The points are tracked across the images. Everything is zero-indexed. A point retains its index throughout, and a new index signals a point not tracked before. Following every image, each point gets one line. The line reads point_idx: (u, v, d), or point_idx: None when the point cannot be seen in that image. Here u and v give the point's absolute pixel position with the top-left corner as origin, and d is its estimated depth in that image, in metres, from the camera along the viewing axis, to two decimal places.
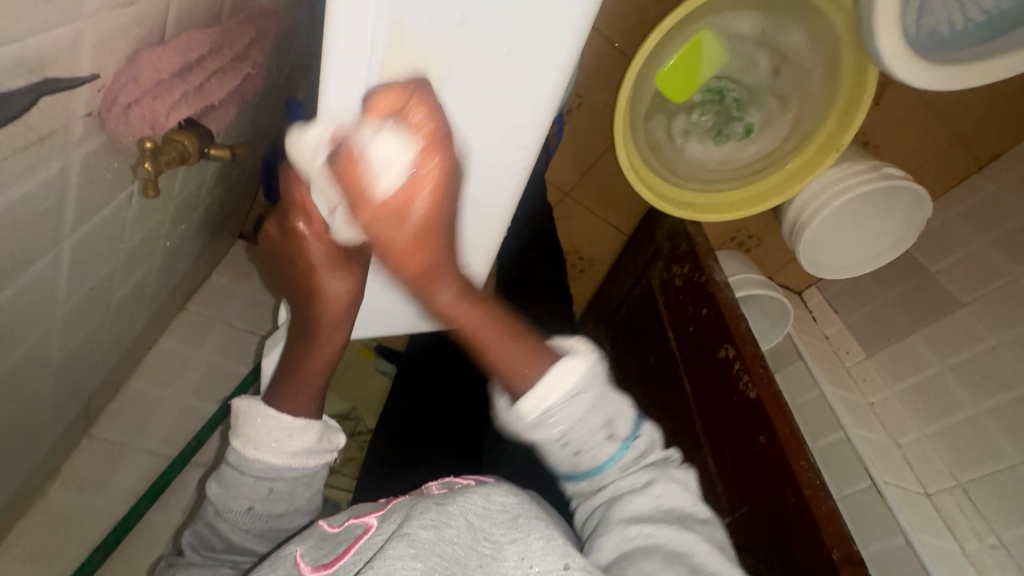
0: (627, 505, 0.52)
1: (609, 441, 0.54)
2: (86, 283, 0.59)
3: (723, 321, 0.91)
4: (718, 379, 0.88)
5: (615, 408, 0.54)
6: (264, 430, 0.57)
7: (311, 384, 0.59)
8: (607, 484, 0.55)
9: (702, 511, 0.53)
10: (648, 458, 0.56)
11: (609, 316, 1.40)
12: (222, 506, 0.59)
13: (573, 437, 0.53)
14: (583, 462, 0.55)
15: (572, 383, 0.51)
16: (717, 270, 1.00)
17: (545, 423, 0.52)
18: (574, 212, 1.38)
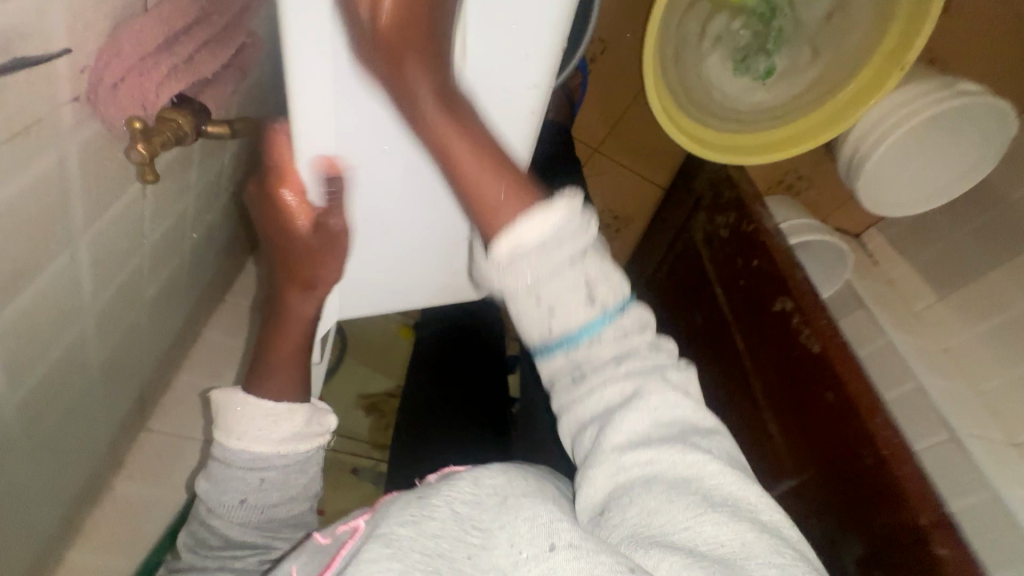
0: (619, 424, 0.45)
1: (585, 304, 0.45)
2: (114, 281, 0.58)
3: (778, 271, 0.83)
4: (776, 334, 0.81)
5: (599, 268, 0.45)
6: (246, 419, 0.52)
7: (287, 365, 0.55)
8: (590, 380, 0.46)
9: (701, 420, 0.48)
10: (640, 338, 0.47)
11: (648, 276, 1.33)
12: (214, 504, 0.53)
13: (548, 291, 0.43)
14: (555, 328, 0.45)
15: (561, 222, 0.42)
16: (767, 217, 0.93)
17: (518, 268, 0.43)
18: (606, 170, 1.30)
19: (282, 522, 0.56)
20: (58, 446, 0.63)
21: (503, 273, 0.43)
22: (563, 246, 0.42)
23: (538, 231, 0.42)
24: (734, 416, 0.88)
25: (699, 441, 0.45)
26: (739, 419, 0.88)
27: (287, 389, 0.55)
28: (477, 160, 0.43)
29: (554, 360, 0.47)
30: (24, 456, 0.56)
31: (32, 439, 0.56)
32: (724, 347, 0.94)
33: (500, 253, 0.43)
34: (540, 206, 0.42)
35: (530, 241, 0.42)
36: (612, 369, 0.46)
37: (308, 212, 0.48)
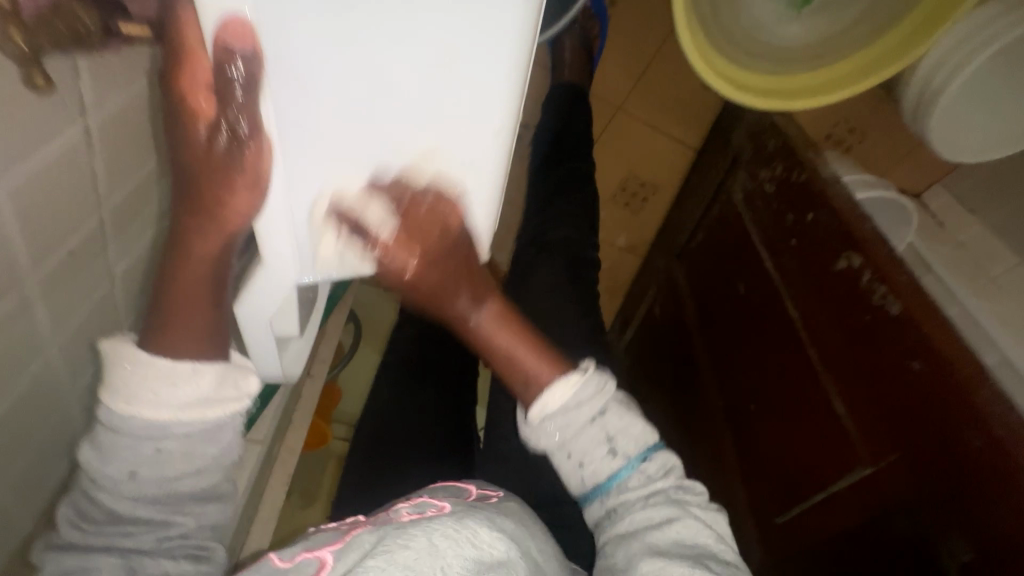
0: (638, 537, 0.46)
1: (605, 452, 0.49)
2: (62, 246, 0.50)
3: (840, 222, 0.71)
4: (841, 297, 0.69)
5: (619, 423, 0.49)
6: (135, 378, 0.39)
7: (188, 317, 0.41)
8: (618, 501, 0.49)
9: (724, 552, 0.47)
10: (664, 482, 0.49)
11: (681, 247, 1.20)
12: (96, 473, 0.40)
13: (575, 449, 0.49)
14: (588, 476, 0.49)
15: (582, 390, 0.48)
16: (822, 163, 0.80)
17: (546, 433, 0.49)
18: (630, 131, 1.19)
19: (187, 495, 0.43)
20: (25, 441, 0.54)
21: (537, 433, 0.49)
22: (584, 410, 0.48)
23: (560, 398, 0.48)
24: (788, 397, 0.76)
25: (719, 569, 0.45)
26: (792, 400, 0.75)
27: (195, 341, 0.41)
28: (516, 340, 0.50)
29: (587, 506, 0.50)
30: None
31: None
32: (773, 317, 0.82)
33: (533, 416, 0.49)
34: (561, 376, 0.49)
35: (556, 406, 0.48)
36: (633, 497, 0.49)
37: (213, 110, 0.33)
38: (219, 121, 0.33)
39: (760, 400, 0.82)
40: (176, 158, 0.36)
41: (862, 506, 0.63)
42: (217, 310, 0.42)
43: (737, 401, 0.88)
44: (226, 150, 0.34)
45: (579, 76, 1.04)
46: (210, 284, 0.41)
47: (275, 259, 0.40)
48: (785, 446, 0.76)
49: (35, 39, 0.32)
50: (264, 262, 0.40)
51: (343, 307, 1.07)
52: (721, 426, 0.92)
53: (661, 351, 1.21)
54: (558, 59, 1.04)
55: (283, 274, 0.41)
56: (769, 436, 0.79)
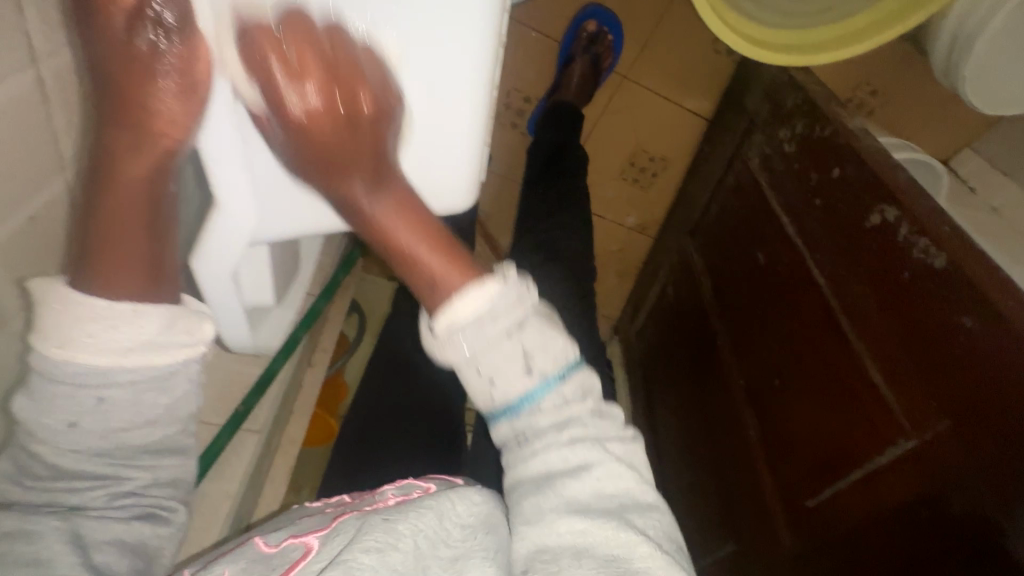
0: (555, 491, 0.36)
1: (525, 376, 0.37)
2: (22, 207, 0.46)
3: (871, 174, 0.65)
4: (873, 255, 0.63)
5: (541, 340, 0.37)
6: (69, 321, 0.36)
7: (128, 258, 0.37)
8: (532, 431, 0.38)
9: (646, 494, 0.38)
10: (583, 409, 0.39)
11: (694, 222, 1.14)
12: (32, 425, 0.37)
13: (487, 364, 0.37)
14: (499, 397, 0.38)
15: (496, 295, 0.37)
16: (847, 116, 0.74)
17: (449, 343, 0.37)
18: (637, 101, 1.13)
19: (140, 448, 0.40)
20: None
21: (444, 346, 0.37)
22: (497, 319, 0.36)
23: (474, 309, 0.37)
24: (816, 369, 0.70)
25: (639, 519, 0.37)
26: (822, 372, 0.69)
27: (130, 284, 0.37)
28: (413, 238, 0.38)
29: (491, 426, 0.39)
30: None
31: None
32: (796, 285, 0.76)
33: (439, 327, 0.37)
34: (473, 278, 0.37)
35: (461, 314, 0.37)
36: (555, 438, 0.37)
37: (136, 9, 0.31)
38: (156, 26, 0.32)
39: (786, 374, 0.76)
40: (91, 64, 0.33)
41: (903, 481, 0.57)
42: (151, 245, 0.38)
43: (760, 378, 0.82)
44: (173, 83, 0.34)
45: (580, 95, 1.07)
46: (148, 223, 0.38)
47: (228, 197, 0.41)
48: (815, 421, 0.70)
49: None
50: (220, 200, 0.41)
51: (343, 294, 1.03)
52: (743, 407, 0.86)
53: (677, 333, 1.14)
54: (564, 83, 1.07)
55: (240, 210, 0.42)
56: (796, 413, 0.73)
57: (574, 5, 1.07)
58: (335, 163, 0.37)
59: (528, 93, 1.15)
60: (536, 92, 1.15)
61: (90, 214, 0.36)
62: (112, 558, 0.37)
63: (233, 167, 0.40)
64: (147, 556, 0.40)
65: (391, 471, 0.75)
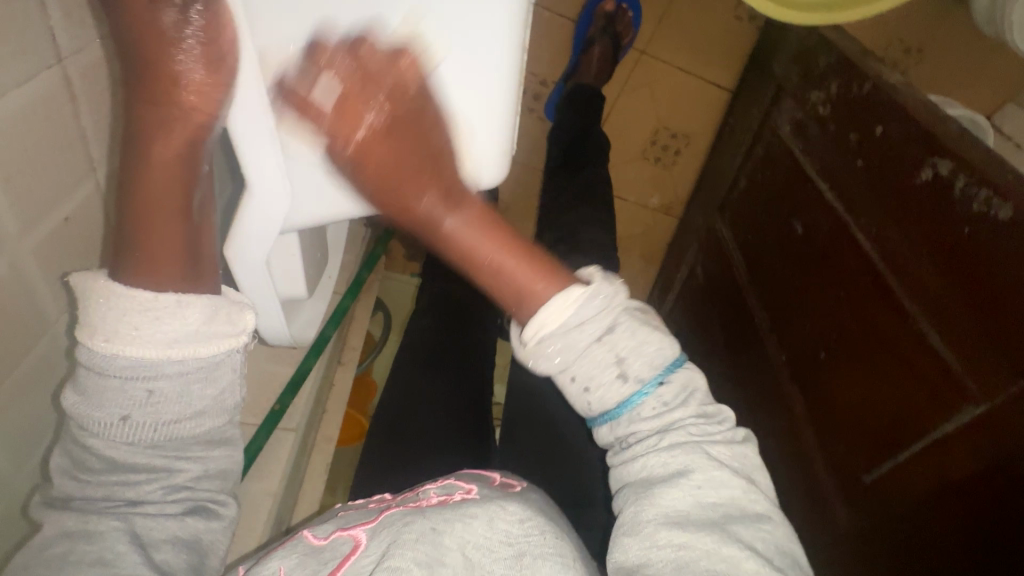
0: (653, 499, 0.38)
1: (619, 379, 0.40)
2: (56, 209, 0.46)
3: (918, 127, 0.61)
4: (925, 211, 0.59)
5: (633, 343, 0.40)
6: (116, 315, 0.36)
7: (167, 251, 0.37)
8: (636, 435, 0.41)
9: (752, 503, 0.38)
10: (683, 411, 0.40)
11: (722, 198, 1.10)
12: (84, 419, 0.37)
13: (581, 372, 0.40)
14: (595, 405, 0.41)
15: (579, 301, 0.39)
16: (886, 70, 0.70)
17: (545, 357, 0.40)
18: (657, 76, 1.10)
19: (191, 439, 0.40)
20: (35, 431, 0.51)
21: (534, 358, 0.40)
22: (584, 327, 0.39)
23: (559, 318, 0.39)
24: (869, 337, 0.67)
25: (742, 529, 0.37)
26: (875, 342, 0.66)
27: (175, 275, 0.37)
28: (502, 252, 0.40)
29: (601, 434, 0.42)
30: None
31: None
32: (840, 251, 0.73)
33: (526, 337, 0.39)
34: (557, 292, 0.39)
35: (550, 324, 0.39)
36: (655, 442, 0.40)
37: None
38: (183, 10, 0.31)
39: (833, 345, 0.73)
40: (119, 43, 0.32)
41: (977, 449, 0.53)
42: (188, 225, 0.38)
43: (804, 351, 0.79)
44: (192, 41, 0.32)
45: (599, 76, 1.04)
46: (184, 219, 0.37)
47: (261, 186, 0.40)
48: (867, 391, 0.67)
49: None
50: (251, 179, 0.39)
51: (369, 290, 1.02)
52: (787, 382, 0.83)
53: (709, 312, 1.11)
54: (583, 64, 1.04)
55: (273, 198, 0.41)
56: (848, 386, 0.70)
57: None
58: (404, 185, 0.38)
59: (543, 76, 1.13)
60: (552, 74, 1.12)
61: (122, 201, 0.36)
62: (171, 558, 0.37)
63: (266, 155, 0.38)
64: (202, 552, 0.40)
65: (429, 463, 0.74)
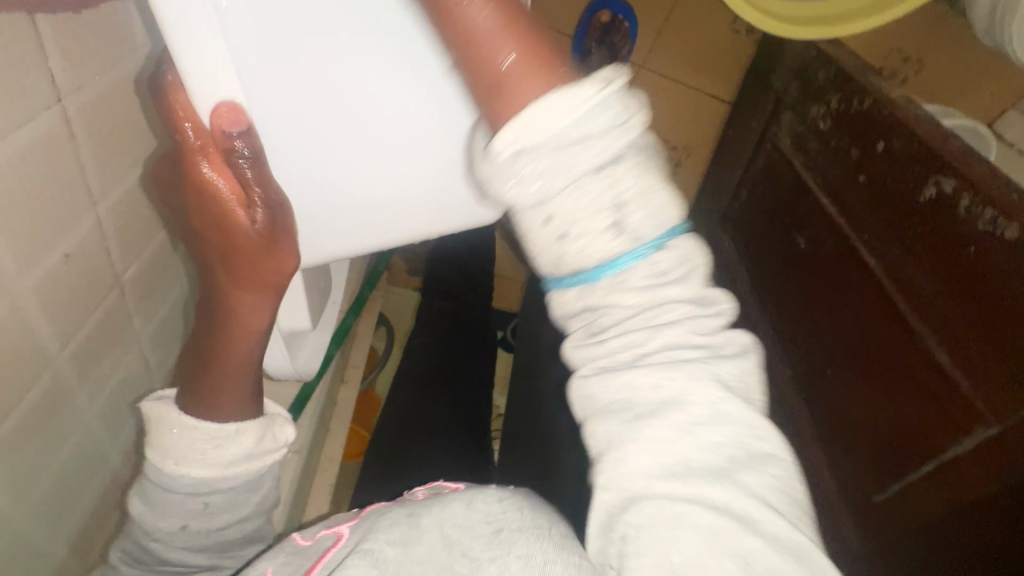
0: (651, 447, 0.31)
1: (607, 226, 0.31)
2: (56, 247, 0.46)
3: (921, 144, 0.60)
4: (930, 228, 0.59)
5: (637, 184, 0.31)
6: (185, 443, 0.43)
7: (241, 372, 0.45)
8: (618, 309, 0.32)
9: (757, 437, 0.33)
10: (676, 287, 0.32)
11: (724, 210, 1.10)
12: (152, 525, 0.44)
13: (559, 209, 0.31)
14: (571, 262, 0.32)
15: (589, 106, 0.29)
16: (887, 86, 0.69)
17: (512, 174, 0.30)
18: (656, 90, 1.10)
19: (238, 538, 0.48)
20: (39, 468, 0.51)
21: (508, 175, 0.30)
22: (582, 146, 0.29)
23: (550, 123, 0.29)
24: (874, 356, 0.66)
25: (749, 477, 0.32)
26: (881, 357, 0.65)
27: (234, 404, 0.44)
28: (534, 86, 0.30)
29: (565, 299, 0.34)
30: None
31: None
32: (843, 266, 0.72)
33: (497, 145, 0.30)
34: (562, 87, 0.30)
35: (535, 140, 0.29)
36: (637, 319, 0.32)
37: (241, 192, 0.37)
38: (250, 198, 0.37)
39: (839, 361, 0.72)
40: None
41: (985, 470, 0.53)
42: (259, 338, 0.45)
43: (810, 368, 0.79)
44: (265, 223, 0.38)
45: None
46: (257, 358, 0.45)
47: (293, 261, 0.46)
48: (875, 408, 0.66)
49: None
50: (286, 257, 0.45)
51: (370, 308, 1.02)
52: (793, 398, 0.82)
53: None
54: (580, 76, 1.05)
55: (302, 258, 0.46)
56: (856, 402, 0.69)
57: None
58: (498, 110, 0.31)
59: None
60: None
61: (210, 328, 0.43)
62: None
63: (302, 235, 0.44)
64: None
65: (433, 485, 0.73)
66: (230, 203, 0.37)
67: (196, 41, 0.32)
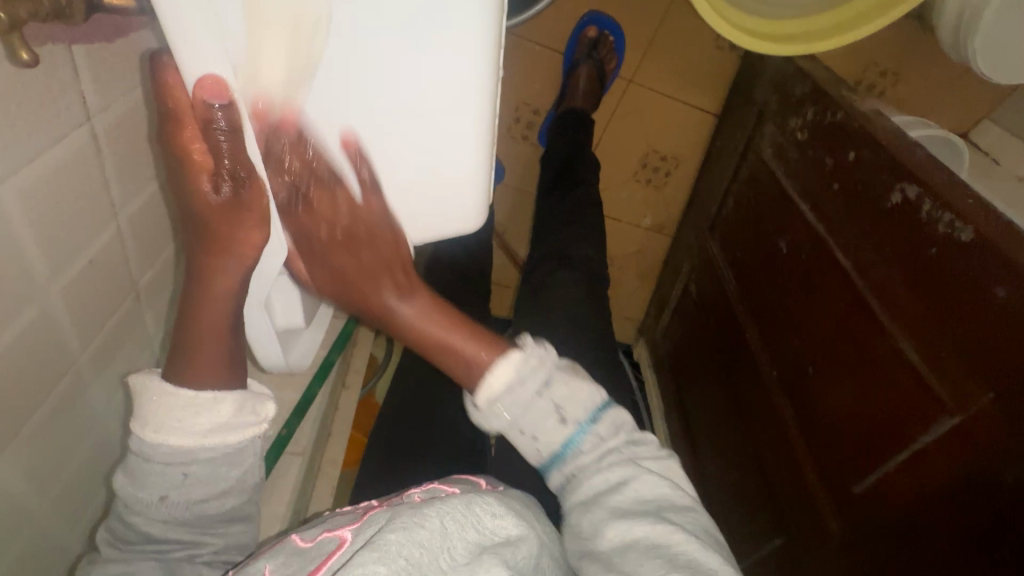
0: (602, 503, 0.46)
1: (558, 425, 0.49)
2: (81, 253, 0.49)
3: (888, 154, 0.64)
4: (897, 233, 0.63)
5: (566, 392, 0.50)
6: (163, 407, 0.46)
7: (217, 342, 0.48)
8: (579, 465, 0.49)
9: (682, 498, 0.47)
10: (613, 441, 0.50)
11: (712, 218, 1.14)
12: (131, 496, 0.47)
13: (526, 425, 0.49)
14: (543, 449, 0.50)
15: (517, 367, 0.49)
16: (859, 99, 0.74)
17: (494, 415, 0.50)
18: (645, 103, 1.14)
19: (216, 517, 0.49)
20: (58, 462, 0.54)
21: (489, 415, 0.50)
22: (526, 386, 0.49)
23: (502, 381, 0.49)
24: (851, 354, 0.70)
25: (673, 515, 0.45)
26: (859, 357, 0.68)
27: (211, 373, 0.48)
28: (447, 330, 0.52)
29: (554, 480, 0.51)
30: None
31: (10, 446, 0.47)
32: (821, 270, 0.76)
33: (479, 401, 0.50)
34: (498, 356, 0.50)
35: (498, 391, 0.49)
36: (592, 463, 0.49)
37: (211, 162, 0.40)
38: (218, 172, 0.40)
39: (820, 361, 0.76)
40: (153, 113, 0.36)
41: (950, 460, 0.56)
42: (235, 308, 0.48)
43: (793, 368, 0.82)
44: (228, 194, 0.41)
45: (588, 99, 1.08)
46: (227, 331, 0.48)
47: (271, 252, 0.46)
48: (854, 405, 0.69)
49: (16, 10, 0.29)
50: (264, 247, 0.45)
51: None
52: (778, 397, 0.85)
53: (703, 328, 1.15)
54: (570, 89, 1.09)
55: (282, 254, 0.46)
56: (836, 400, 0.73)
57: (575, 15, 1.09)
58: (356, 283, 0.49)
59: (536, 106, 1.18)
60: (544, 104, 1.17)
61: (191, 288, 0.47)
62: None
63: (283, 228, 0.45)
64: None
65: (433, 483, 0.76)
66: (199, 163, 0.41)
67: (181, 16, 0.33)
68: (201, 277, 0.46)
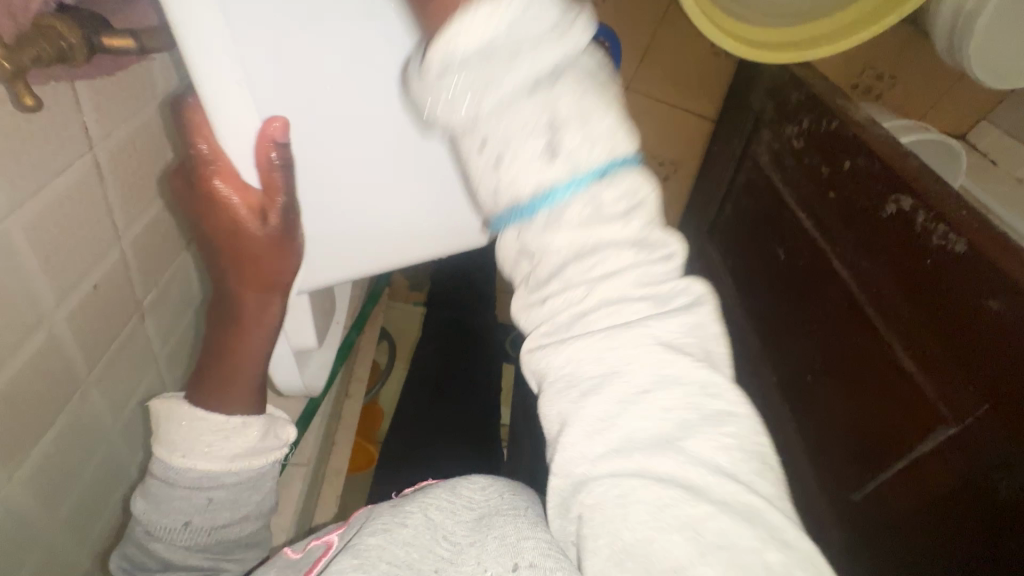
0: (584, 404, 0.32)
1: (544, 159, 0.30)
2: (86, 278, 0.50)
3: (882, 164, 0.65)
4: (890, 244, 0.64)
5: (572, 106, 0.30)
6: (194, 433, 0.48)
7: (246, 375, 0.50)
8: (556, 245, 0.32)
9: (714, 403, 0.32)
10: (613, 223, 0.32)
11: (710, 222, 1.14)
12: (153, 524, 0.48)
13: (491, 128, 0.30)
14: (505, 199, 0.32)
15: (513, 16, 0.28)
16: (854, 108, 0.74)
17: (446, 90, 0.29)
18: (642, 109, 1.15)
19: (234, 543, 0.51)
20: (68, 483, 0.55)
21: (437, 90, 0.30)
22: (522, 57, 0.29)
23: (479, 33, 0.28)
24: (852, 361, 0.70)
25: (699, 445, 0.31)
26: (855, 364, 0.69)
27: (240, 399, 0.50)
28: None
29: (510, 239, 0.34)
30: (11, 485, 0.47)
31: (21, 469, 0.47)
32: (819, 277, 0.76)
33: (430, 60, 0.29)
34: None
35: (464, 44, 0.28)
36: (575, 269, 0.32)
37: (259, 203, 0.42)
38: (264, 210, 0.42)
39: (818, 368, 0.76)
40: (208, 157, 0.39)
41: (951, 465, 0.56)
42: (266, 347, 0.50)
43: (792, 374, 0.82)
44: (275, 230, 0.44)
45: None
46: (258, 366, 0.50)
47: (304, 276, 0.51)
48: (851, 412, 0.70)
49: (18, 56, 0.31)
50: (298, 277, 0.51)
51: (373, 325, 1.06)
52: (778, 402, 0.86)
53: None
54: None
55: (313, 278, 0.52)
56: (833, 407, 0.73)
57: None
58: None
59: None
60: None
61: (223, 325, 0.49)
62: None
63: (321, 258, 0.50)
64: None
65: None
66: (240, 208, 0.42)
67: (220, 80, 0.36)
68: (231, 316, 0.48)
